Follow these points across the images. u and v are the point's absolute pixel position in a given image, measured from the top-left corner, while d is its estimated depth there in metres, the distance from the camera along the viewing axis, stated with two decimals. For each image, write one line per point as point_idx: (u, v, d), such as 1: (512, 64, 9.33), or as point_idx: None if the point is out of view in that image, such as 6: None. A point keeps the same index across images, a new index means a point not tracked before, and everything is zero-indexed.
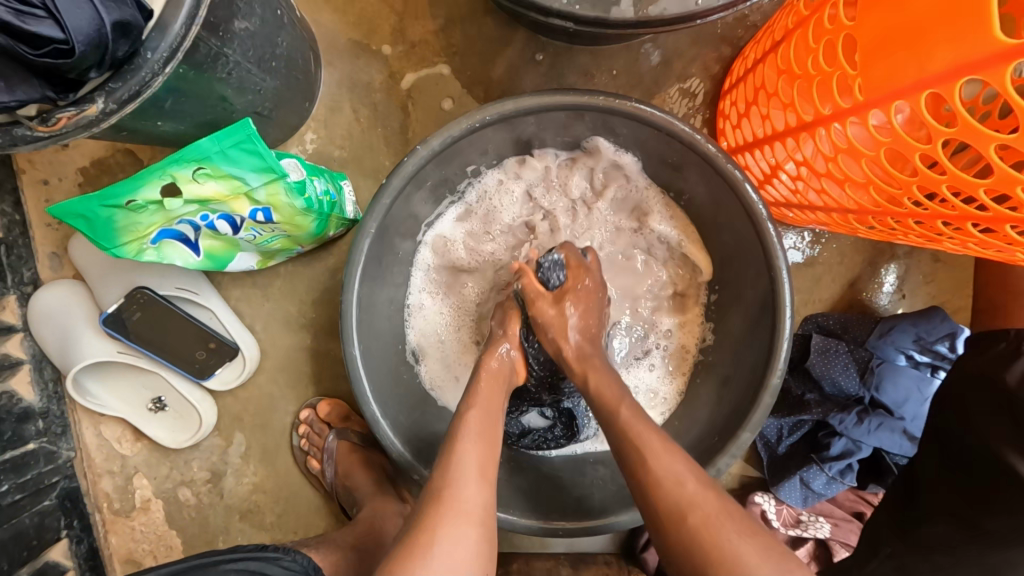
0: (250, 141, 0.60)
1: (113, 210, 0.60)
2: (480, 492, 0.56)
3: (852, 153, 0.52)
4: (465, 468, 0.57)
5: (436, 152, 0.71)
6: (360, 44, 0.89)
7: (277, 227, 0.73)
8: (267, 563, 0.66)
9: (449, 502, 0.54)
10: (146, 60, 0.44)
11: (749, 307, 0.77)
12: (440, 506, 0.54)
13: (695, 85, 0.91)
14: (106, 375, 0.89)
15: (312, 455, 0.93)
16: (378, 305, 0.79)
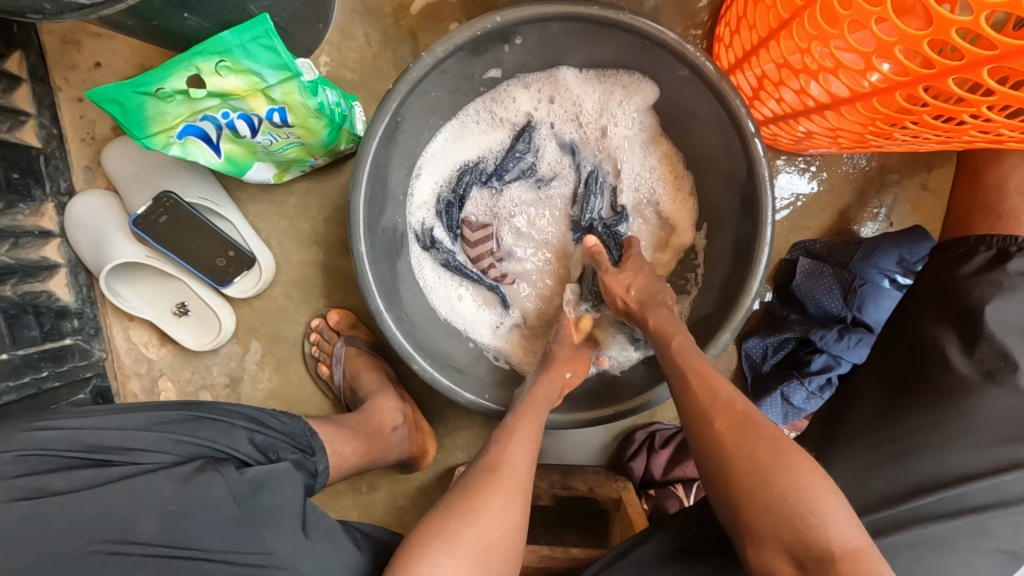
0: (268, 36, 0.65)
1: (144, 98, 0.66)
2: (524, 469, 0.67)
3: (822, 40, 0.55)
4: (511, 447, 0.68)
5: (440, 60, 0.76)
6: None
7: (292, 132, 0.79)
8: (265, 414, 0.69)
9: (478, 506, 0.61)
10: None
11: (738, 218, 0.80)
12: (494, 480, 0.64)
13: (694, 14, 0.93)
14: (134, 279, 0.96)
15: (322, 361, 0.99)
16: (384, 209, 0.84)
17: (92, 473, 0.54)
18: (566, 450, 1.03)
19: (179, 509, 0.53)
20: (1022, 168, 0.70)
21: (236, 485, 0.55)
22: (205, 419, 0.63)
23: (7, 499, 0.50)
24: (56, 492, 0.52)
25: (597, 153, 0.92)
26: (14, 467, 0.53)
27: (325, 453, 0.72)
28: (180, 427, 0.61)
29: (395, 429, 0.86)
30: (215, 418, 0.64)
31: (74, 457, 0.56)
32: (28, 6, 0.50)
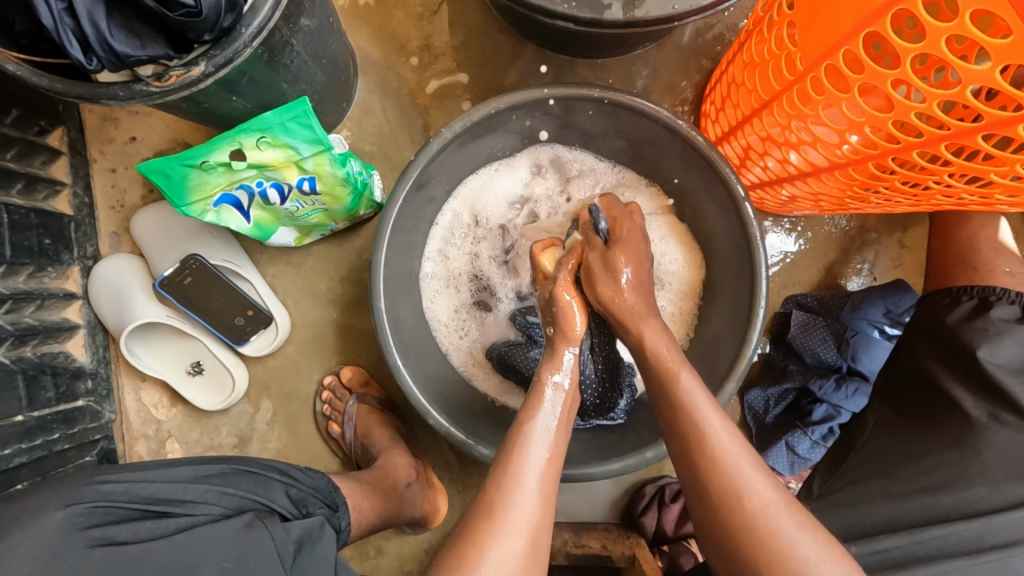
0: (306, 116, 0.72)
1: (188, 170, 0.72)
2: (542, 510, 0.59)
3: (799, 118, 0.63)
4: (522, 493, 0.59)
5: (457, 135, 0.83)
6: (391, 56, 1.04)
7: (318, 199, 0.85)
8: (294, 467, 0.72)
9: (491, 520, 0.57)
10: (241, 34, 0.56)
11: (733, 272, 0.87)
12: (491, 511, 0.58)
13: (681, 93, 1.04)
14: (152, 339, 0.98)
15: (333, 418, 1.01)
16: (400, 266, 0.90)
17: (152, 524, 0.56)
18: (576, 506, 1.03)
19: (238, 558, 0.54)
20: (990, 227, 0.77)
21: (284, 542, 0.58)
22: (242, 472, 0.67)
23: (82, 548, 0.52)
24: (121, 543, 0.53)
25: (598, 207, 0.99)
26: (86, 516, 0.54)
27: (348, 508, 0.74)
28: (225, 481, 0.64)
29: (409, 485, 0.88)
30: (250, 471, 0.67)
31: (130, 508, 0.58)
32: (104, 93, 0.56)
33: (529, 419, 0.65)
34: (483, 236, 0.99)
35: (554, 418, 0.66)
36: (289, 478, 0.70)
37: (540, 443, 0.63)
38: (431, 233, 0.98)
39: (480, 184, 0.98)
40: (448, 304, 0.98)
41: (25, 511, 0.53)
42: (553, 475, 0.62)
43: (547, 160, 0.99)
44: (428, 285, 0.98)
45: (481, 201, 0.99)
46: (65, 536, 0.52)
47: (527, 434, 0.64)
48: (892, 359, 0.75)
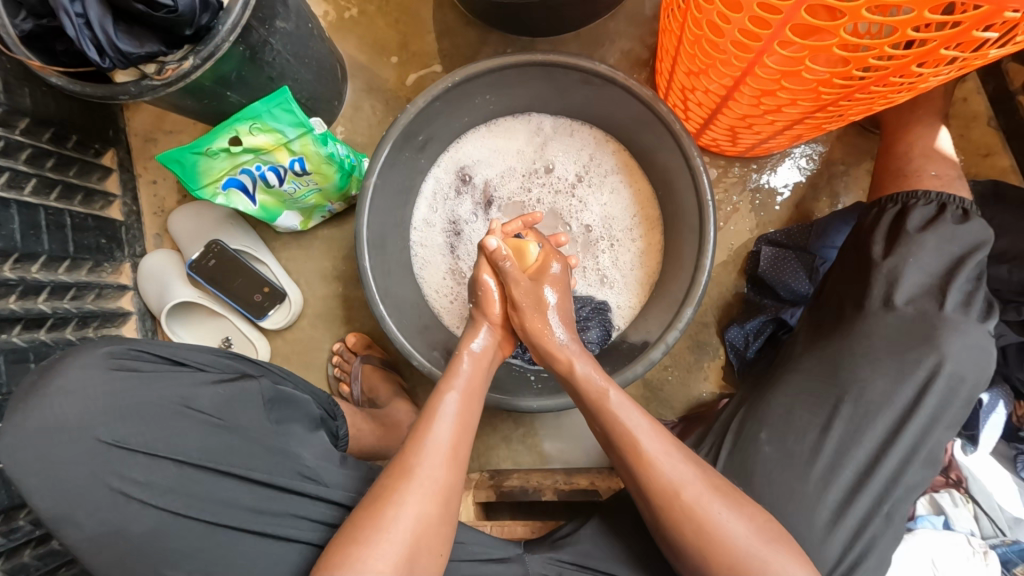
0: (287, 102, 0.86)
1: (197, 157, 0.87)
2: (449, 477, 0.67)
3: (698, 44, 0.69)
4: (433, 456, 0.67)
5: (422, 109, 0.93)
6: (375, 58, 1.18)
7: (310, 179, 0.98)
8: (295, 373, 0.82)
9: (395, 488, 0.64)
10: (218, 31, 0.70)
11: (689, 207, 0.92)
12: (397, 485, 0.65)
13: (638, 56, 1.11)
14: (188, 319, 1.14)
15: (344, 380, 1.12)
16: (384, 231, 1.00)
17: (167, 367, 0.70)
18: (571, 451, 1.08)
19: (228, 394, 0.70)
20: (926, 135, 0.80)
21: (267, 394, 0.72)
22: (249, 359, 0.78)
23: (111, 370, 0.67)
24: (140, 372, 0.68)
25: (568, 166, 1.07)
26: (123, 353, 0.69)
27: (345, 418, 0.85)
28: (235, 359, 0.76)
29: (413, 427, 0.98)
30: (257, 361, 0.79)
31: (155, 354, 0.71)
32: (121, 90, 0.71)
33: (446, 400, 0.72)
34: (464, 203, 1.09)
35: (465, 391, 0.74)
36: (289, 378, 0.80)
37: (449, 417, 0.70)
38: (415, 205, 1.08)
39: (456, 156, 1.08)
40: (436, 266, 1.08)
41: (81, 347, 0.68)
42: (461, 445, 0.70)
43: (515, 129, 1.08)
44: (415, 251, 1.08)
45: (458, 169, 1.09)
46: (103, 360, 0.67)
47: (446, 421, 0.70)
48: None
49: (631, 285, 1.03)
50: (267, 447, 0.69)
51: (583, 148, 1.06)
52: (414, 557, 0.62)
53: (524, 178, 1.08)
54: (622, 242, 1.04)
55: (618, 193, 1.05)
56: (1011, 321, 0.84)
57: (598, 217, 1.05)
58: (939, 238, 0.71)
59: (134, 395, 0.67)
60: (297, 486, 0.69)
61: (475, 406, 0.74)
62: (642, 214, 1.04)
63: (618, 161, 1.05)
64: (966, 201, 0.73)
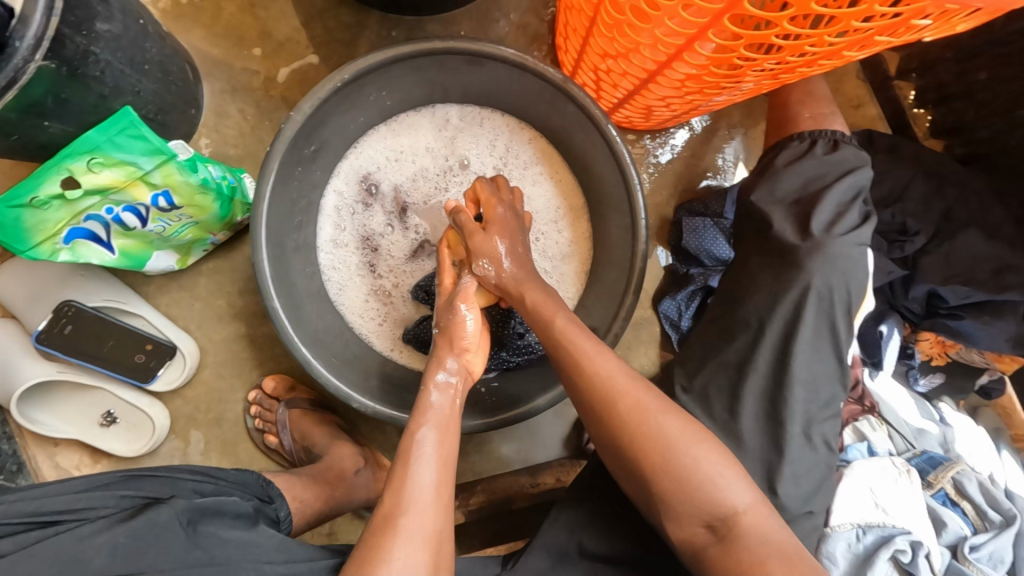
0: (134, 126, 0.69)
1: (19, 210, 0.67)
2: (440, 513, 0.61)
3: (618, 28, 0.65)
4: (419, 499, 0.61)
5: (310, 116, 0.80)
6: (232, 52, 0.99)
7: (182, 213, 0.81)
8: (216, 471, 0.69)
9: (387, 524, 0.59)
10: (16, 48, 0.53)
11: (615, 191, 0.90)
12: (390, 528, 0.59)
13: (534, 30, 1.04)
14: (50, 400, 0.93)
15: (269, 431, 0.98)
16: (287, 260, 0.87)
17: (36, 533, 0.53)
18: (529, 450, 1.06)
19: (133, 537, 0.53)
20: (821, 98, 0.85)
21: (185, 515, 0.56)
22: (145, 475, 0.64)
23: None
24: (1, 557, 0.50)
25: (481, 158, 1.00)
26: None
27: (286, 500, 0.76)
28: (126, 485, 0.62)
29: (357, 472, 0.89)
30: (158, 473, 0.65)
31: (23, 521, 0.54)
32: None
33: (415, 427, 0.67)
34: (375, 213, 0.98)
35: (438, 422, 0.69)
36: (207, 476, 0.68)
37: (426, 446, 0.65)
38: (318, 223, 0.95)
39: (356, 162, 0.96)
40: (354, 288, 0.97)
41: None
42: (446, 478, 0.64)
43: (417, 123, 0.97)
44: (327, 274, 0.96)
45: (361, 176, 0.97)
46: None
47: (417, 449, 0.65)
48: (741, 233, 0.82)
49: (566, 276, 1.00)
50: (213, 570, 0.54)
51: (495, 138, 0.99)
52: None
53: (436, 177, 0.99)
54: (551, 233, 1.00)
55: (538, 182, 1.00)
56: (897, 259, 0.95)
57: (523, 209, 1.00)
58: (831, 170, 0.76)
59: None
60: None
61: (452, 433, 0.69)
62: (565, 201, 1.00)
63: (533, 148, 1.00)
64: (835, 132, 0.78)
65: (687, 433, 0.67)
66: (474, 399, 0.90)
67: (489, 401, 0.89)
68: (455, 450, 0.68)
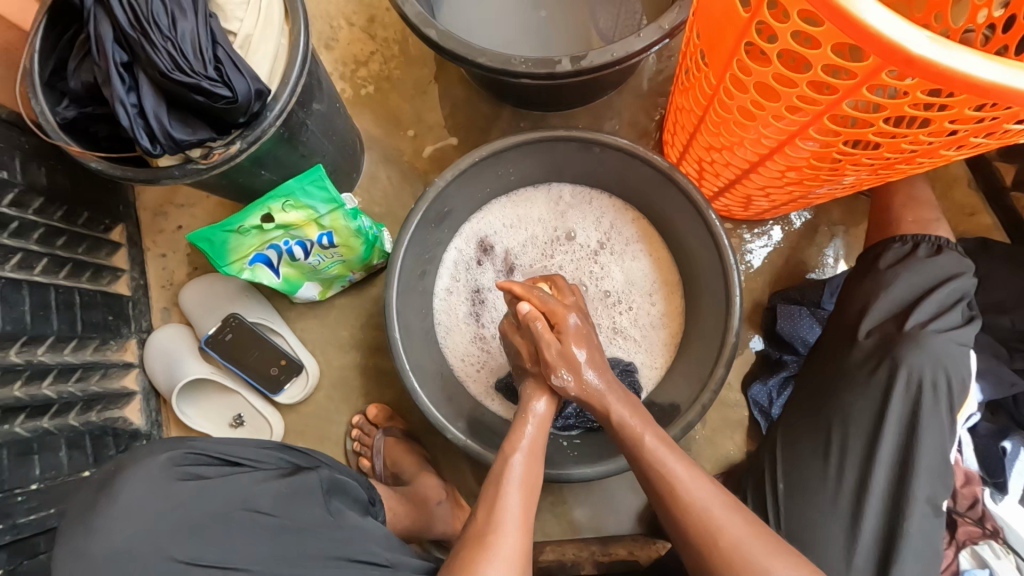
0: (321, 179, 0.88)
1: (228, 235, 0.87)
2: (525, 538, 0.64)
3: (724, 124, 0.75)
4: (508, 521, 0.65)
5: (449, 184, 0.97)
6: (391, 132, 1.22)
7: (336, 252, 0.98)
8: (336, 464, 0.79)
9: (474, 541, 0.63)
10: (266, 116, 0.72)
11: (710, 270, 0.96)
12: (480, 547, 0.62)
13: (643, 127, 1.18)
14: (199, 396, 1.10)
15: (364, 455, 1.08)
16: (409, 301, 1.00)
17: (225, 468, 0.67)
18: (601, 519, 1.06)
19: (291, 491, 0.66)
20: (926, 200, 0.87)
21: (325, 485, 0.70)
22: (294, 449, 0.76)
23: (172, 480, 0.62)
24: (206, 478, 0.64)
25: (585, 231, 1.11)
26: (183, 459, 0.65)
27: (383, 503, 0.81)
28: (282, 451, 0.74)
29: (438, 504, 0.94)
30: (302, 451, 0.77)
31: (212, 456, 0.67)
32: (164, 173, 0.72)
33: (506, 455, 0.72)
34: (486, 271, 1.10)
35: (528, 451, 0.72)
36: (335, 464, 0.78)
37: (515, 474, 0.69)
38: (438, 275, 1.10)
39: (476, 226, 1.11)
40: (460, 335, 1.08)
41: (137, 455, 0.64)
42: (530, 508, 0.67)
43: (533, 198, 1.12)
44: (438, 319, 1.09)
45: (478, 238, 1.11)
46: (166, 470, 0.63)
47: (508, 474, 0.69)
48: (838, 319, 0.83)
49: (656, 347, 1.04)
50: (340, 536, 0.65)
51: (600, 215, 1.11)
52: None
53: (543, 244, 1.11)
54: (645, 305, 1.07)
55: (637, 257, 1.09)
56: (1020, 369, 0.90)
57: (620, 280, 1.08)
58: (941, 275, 0.77)
59: (201, 507, 0.61)
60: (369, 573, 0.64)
61: (538, 465, 0.72)
62: (660, 276, 1.07)
63: (634, 226, 1.09)
64: (941, 239, 0.80)
65: (748, 527, 0.66)
66: (556, 451, 0.94)
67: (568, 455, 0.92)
68: (540, 481, 0.71)
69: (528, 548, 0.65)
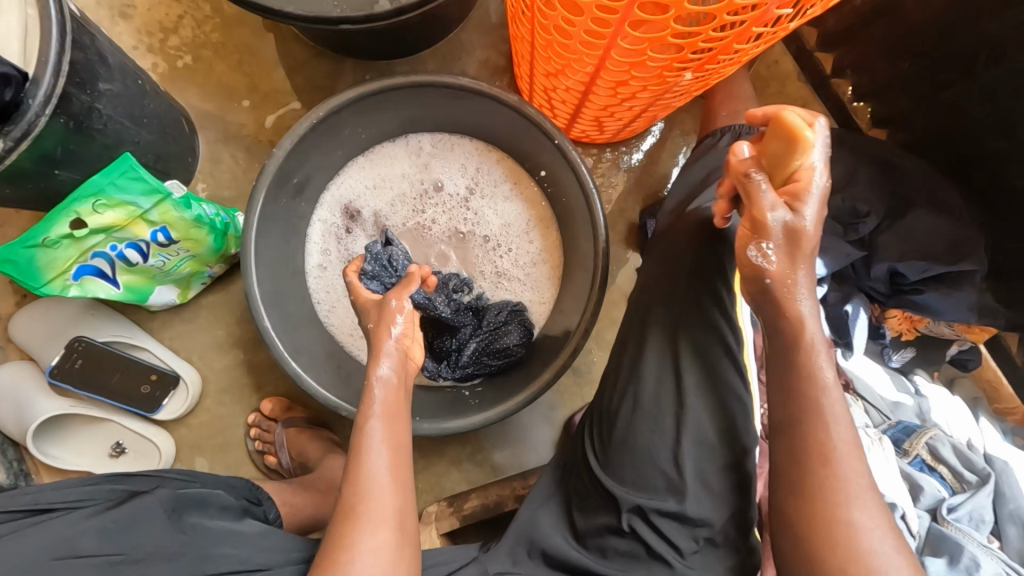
0: (134, 169, 0.77)
1: (33, 250, 0.75)
2: (399, 497, 0.62)
3: (550, 48, 0.73)
4: (375, 487, 0.61)
5: (290, 152, 0.89)
6: (223, 105, 1.09)
7: (180, 247, 0.89)
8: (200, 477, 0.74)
9: (345, 515, 0.60)
10: (29, 106, 0.65)
11: (576, 198, 0.97)
12: (349, 517, 0.60)
13: (495, 62, 1.15)
14: (63, 434, 0.99)
15: (268, 452, 1.03)
16: (276, 285, 0.93)
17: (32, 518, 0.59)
18: (520, 455, 1.09)
19: (119, 521, 0.59)
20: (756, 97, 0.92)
21: (169, 503, 0.63)
22: (131, 478, 0.70)
23: None
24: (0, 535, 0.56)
25: (453, 180, 1.08)
26: None
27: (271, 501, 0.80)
28: (114, 483, 0.68)
29: None
30: (144, 477, 0.70)
31: (15, 509, 0.60)
32: None
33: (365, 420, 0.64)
34: (358, 239, 1.05)
35: (389, 411, 0.66)
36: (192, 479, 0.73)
37: (377, 439, 0.63)
38: (306, 251, 1.03)
39: (337, 193, 1.05)
40: (344, 309, 1.03)
41: None
42: (401, 467, 0.63)
43: (392, 154, 1.06)
44: (317, 298, 1.03)
45: (343, 205, 1.05)
46: None
47: (369, 440, 0.63)
48: None
49: (542, 283, 1.06)
50: (189, 554, 0.60)
51: (465, 160, 1.08)
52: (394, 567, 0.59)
53: (412, 200, 1.07)
54: (524, 244, 1.07)
55: (509, 197, 1.08)
56: (854, 240, 0.98)
57: (496, 223, 1.07)
58: None
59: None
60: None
61: (403, 422, 0.66)
62: (534, 213, 1.07)
63: (501, 166, 1.07)
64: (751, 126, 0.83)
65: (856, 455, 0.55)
66: (459, 403, 0.95)
67: (470, 404, 0.93)
68: (408, 437, 0.66)
69: (407, 501, 0.63)
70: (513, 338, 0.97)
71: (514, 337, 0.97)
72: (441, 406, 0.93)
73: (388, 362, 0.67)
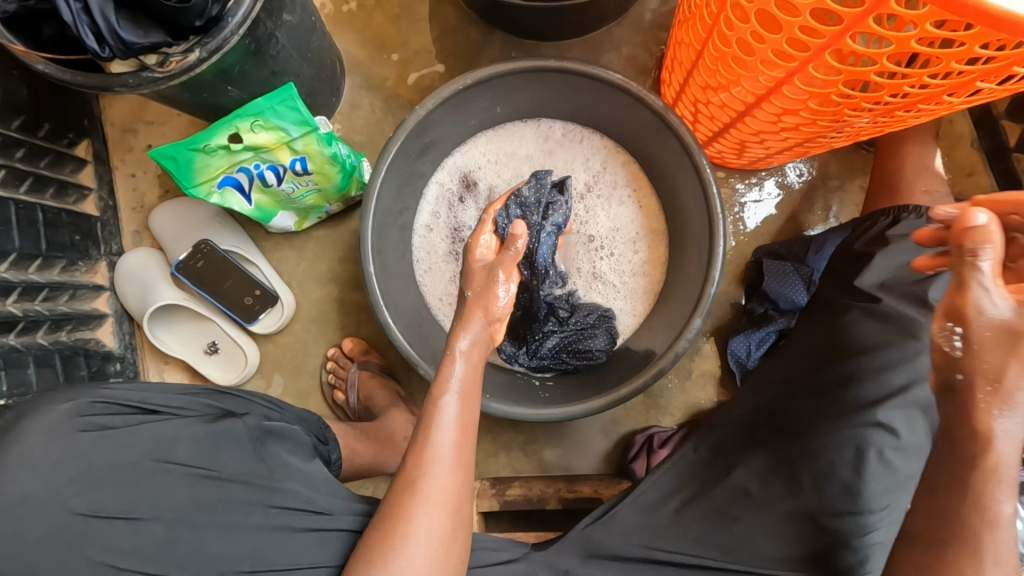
0: (292, 99, 0.82)
1: (193, 153, 0.82)
2: (459, 479, 0.63)
3: (722, 60, 0.69)
4: (439, 464, 0.63)
5: (431, 111, 0.91)
6: (374, 55, 1.14)
7: (311, 180, 0.94)
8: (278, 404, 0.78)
9: (405, 488, 0.62)
10: (228, 23, 0.67)
11: (696, 218, 0.93)
12: (412, 490, 0.62)
13: (642, 64, 1.12)
14: (171, 323, 1.08)
15: (338, 387, 1.08)
16: (385, 234, 0.97)
17: (142, 416, 0.65)
18: (570, 459, 1.08)
19: (212, 440, 0.65)
20: None
21: (255, 433, 0.68)
22: (226, 392, 0.75)
23: (72, 431, 0.60)
24: (112, 428, 0.62)
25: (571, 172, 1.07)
26: (87, 409, 0.62)
27: (337, 442, 0.84)
28: (212, 395, 0.73)
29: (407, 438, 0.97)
30: (235, 394, 0.76)
31: (125, 405, 0.65)
32: (118, 82, 0.68)
33: (437, 396, 0.67)
34: (467, 209, 1.07)
35: (463, 390, 0.68)
36: (272, 406, 0.77)
37: (448, 415, 0.65)
38: (417, 209, 1.06)
39: (459, 160, 1.07)
40: (438, 273, 1.06)
41: (36, 405, 0.60)
42: (466, 449, 0.65)
43: (519, 133, 1.07)
44: (416, 256, 1.06)
45: (461, 173, 1.07)
46: (68, 419, 0.60)
47: (440, 415, 0.65)
48: None
49: (637, 295, 1.03)
50: (265, 486, 0.66)
51: (588, 156, 1.06)
52: (447, 544, 0.61)
53: (527, 183, 1.07)
54: (626, 252, 1.05)
55: (623, 202, 1.06)
56: None
57: (602, 224, 1.05)
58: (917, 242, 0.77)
59: (109, 457, 0.60)
60: (303, 519, 0.66)
61: (473, 402, 0.68)
62: (645, 223, 1.05)
63: (623, 169, 1.05)
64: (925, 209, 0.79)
65: None
66: (528, 391, 0.95)
67: (539, 396, 0.93)
68: (475, 418, 0.68)
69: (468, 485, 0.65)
70: (599, 344, 0.97)
71: (602, 342, 0.97)
72: (509, 389, 0.93)
73: (468, 337, 0.71)
